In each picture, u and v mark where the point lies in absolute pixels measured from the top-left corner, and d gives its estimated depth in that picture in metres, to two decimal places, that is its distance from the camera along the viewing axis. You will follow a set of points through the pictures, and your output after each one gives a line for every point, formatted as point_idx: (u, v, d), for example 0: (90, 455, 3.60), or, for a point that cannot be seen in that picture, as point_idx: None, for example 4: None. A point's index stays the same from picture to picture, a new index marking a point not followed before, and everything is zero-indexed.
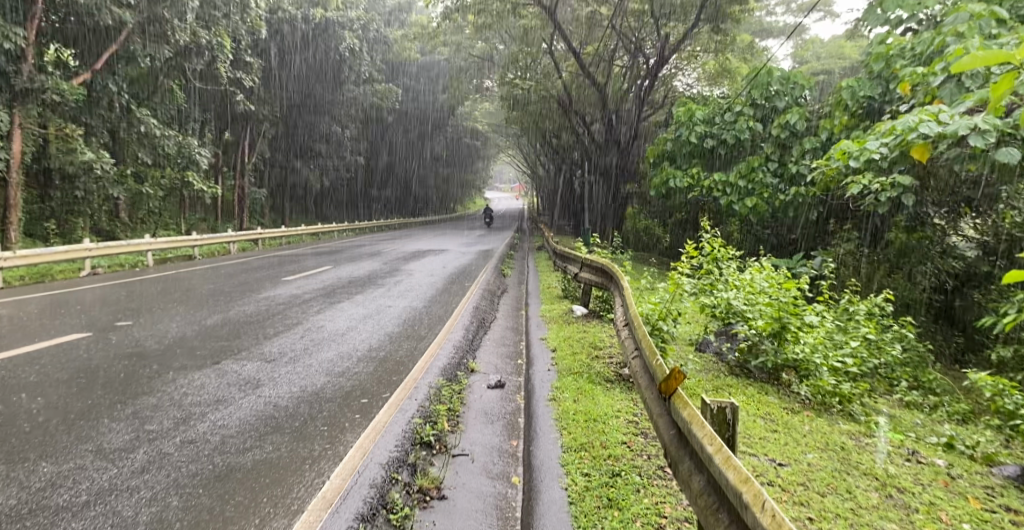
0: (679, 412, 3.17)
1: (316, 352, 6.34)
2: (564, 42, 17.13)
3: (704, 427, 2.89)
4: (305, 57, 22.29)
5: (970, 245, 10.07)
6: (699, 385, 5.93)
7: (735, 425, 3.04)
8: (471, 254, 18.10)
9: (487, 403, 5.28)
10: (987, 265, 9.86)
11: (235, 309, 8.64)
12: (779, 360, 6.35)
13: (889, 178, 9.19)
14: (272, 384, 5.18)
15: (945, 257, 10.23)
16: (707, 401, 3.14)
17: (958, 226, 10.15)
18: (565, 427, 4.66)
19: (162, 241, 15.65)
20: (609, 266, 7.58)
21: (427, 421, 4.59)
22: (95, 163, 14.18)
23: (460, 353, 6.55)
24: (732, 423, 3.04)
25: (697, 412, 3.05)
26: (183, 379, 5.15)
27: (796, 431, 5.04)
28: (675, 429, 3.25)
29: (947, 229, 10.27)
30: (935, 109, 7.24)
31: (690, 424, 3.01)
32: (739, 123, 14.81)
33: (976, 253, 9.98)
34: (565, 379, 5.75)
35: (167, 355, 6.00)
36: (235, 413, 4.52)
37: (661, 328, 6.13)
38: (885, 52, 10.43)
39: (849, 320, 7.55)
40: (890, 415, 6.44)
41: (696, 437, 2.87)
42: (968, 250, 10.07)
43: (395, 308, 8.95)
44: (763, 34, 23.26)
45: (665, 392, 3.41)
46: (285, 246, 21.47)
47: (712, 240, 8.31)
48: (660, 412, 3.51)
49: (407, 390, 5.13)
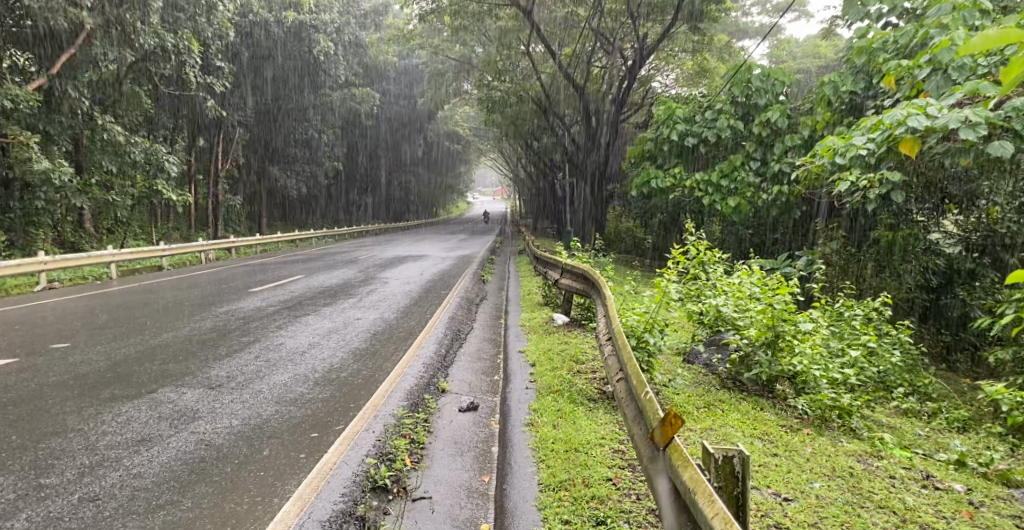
0: (678, 471, 2.67)
1: (267, 375, 5.77)
2: (542, 42, 16.64)
3: (712, 502, 2.41)
4: (278, 63, 21.74)
5: (952, 241, 9.96)
6: (688, 402, 5.42)
7: (745, 480, 2.55)
8: (450, 260, 17.56)
9: (456, 430, 4.73)
10: (974, 263, 9.81)
11: (188, 326, 8.02)
12: (774, 372, 5.84)
13: (878, 174, 8.86)
14: (209, 416, 4.61)
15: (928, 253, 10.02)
16: (707, 451, 2.65)
17: (941, 221, 10.11)
18: (543, 460, 4.12)
19: (125, 252, 14.92)
20: (590, 273, 7.07)
21: (384, 460, 4.04)
22: (51, 172, 13.36)
23: (430, 371, 5.99)
24: (742, 477, 2.56)
25: (699, 473, 2.56)
26: (107, 414, 4.58)
27: (797, 454, 4.55)
28: (672, 486, 2.75)
29: (930, 225, 10.15)
30: (923, 103, 6.95)
31: (693, 492, 2.52)
32: (720, 121, 14.41)
33: (959, 250, 9.86)
34: (544, 400, 5.21)
35: (97, 382, 5.42)
36: (158, 456, 3.96)
37: (648, 341, 5.54)
38: (869, 46, 10.11)
39: (844, 325, 7.07)
40: (892, 428, 6.01)
41: (704, 516, 2.40)
42: (950, 246, 9.94)
43: (363, 321, 8.38)
44: (740, 34, 23.00)
45: (658, 440, 2.89)
46: (258, 255, 20.69)
47: (698, 241, 7.79)
48: (652, 458, 3.00)
49: (364, 421, 4.57)
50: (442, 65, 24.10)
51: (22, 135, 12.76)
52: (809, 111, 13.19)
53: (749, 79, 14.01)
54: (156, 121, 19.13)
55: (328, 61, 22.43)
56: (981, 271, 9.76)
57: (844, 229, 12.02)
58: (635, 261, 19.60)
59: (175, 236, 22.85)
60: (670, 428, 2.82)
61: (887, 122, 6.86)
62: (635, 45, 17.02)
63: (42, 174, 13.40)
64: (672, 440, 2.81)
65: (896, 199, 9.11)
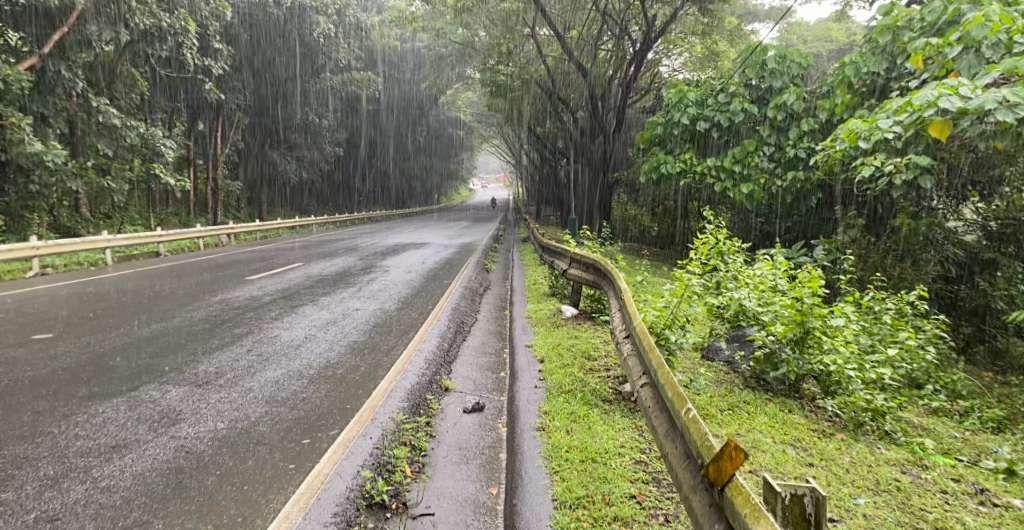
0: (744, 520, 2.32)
1: (259, 371, 5.37)
2: (549, 25, 16.04)
3: None
4: (278, 46, 21.25)
5: (969, 229, 9.52)
6: (711, 404, 5.02)
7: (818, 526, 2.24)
8: (453, 247, 17.10)
9: (461, 435, 4.32)
10: (992, 251, 9.21)
11: (179, 315, 7.61)
12: (802, 371, 5.43)
13: (905, 159, 8.38)
14: (193, 418, 4.22)
15: (948, 243, 9.49)
16: (775, 489, 2.30)
17: (959, 210, 9.70)
18: (558, 470, 3.74)
19: (121, 237, 14.49)
20: (601, 263, 6.62)
21: (383, 471, 3.65)
22: (45, 155, 12.94)
23: (432, 368, 5.58)
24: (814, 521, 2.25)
25: None
26: (83, 415, 4.20)
27: (836, 464, 4.15)
28: None
29: (947, 212, 9.70)
30: (955, 82, 6.34)
31: None
32: (734, 104, 13.83)
33: (976, 236, 9.43)
34: (555, 401, 4.80)
35: (77, 378, 5.03)
36: (131, 466, 3.57)
37: (668, 338, 5.10)
38: (892, 24, 9.57)
39: (873, 321, 6.64)
40: (927, 430, 5.62)
41: None
42: (967, 234, 9.50)
43: (363, 312, 7.96)
44: (750, 17, 22.33)
45: (714, 478, 2.53)
46: (258, 241, 20.25)
47: (715, 230, 7.31)
48: (701, 491, 2.65)
49: (360, 425, 4.17)
50: (446, 48, 23.48)
51: (14, 116, 12.31)
52: (826, 95, 12.66)
53: (763, 61, 13.50)
54: (156, 104, 18.69)
55: (329, 44, 21.89)
56: (1002, 260, 9.15)
57: (862, 215, 11.58)
58: (642, 249, 19.19)
59: (174, 221, 22.48)
60: (729, 464, 2.46)
61: (917, 103, 6.28)
62: (643, 27, 16.41)
63: (35, 157, 12.95)
64: (732, 478, 2.45)
65: (924, 184, 8.63)
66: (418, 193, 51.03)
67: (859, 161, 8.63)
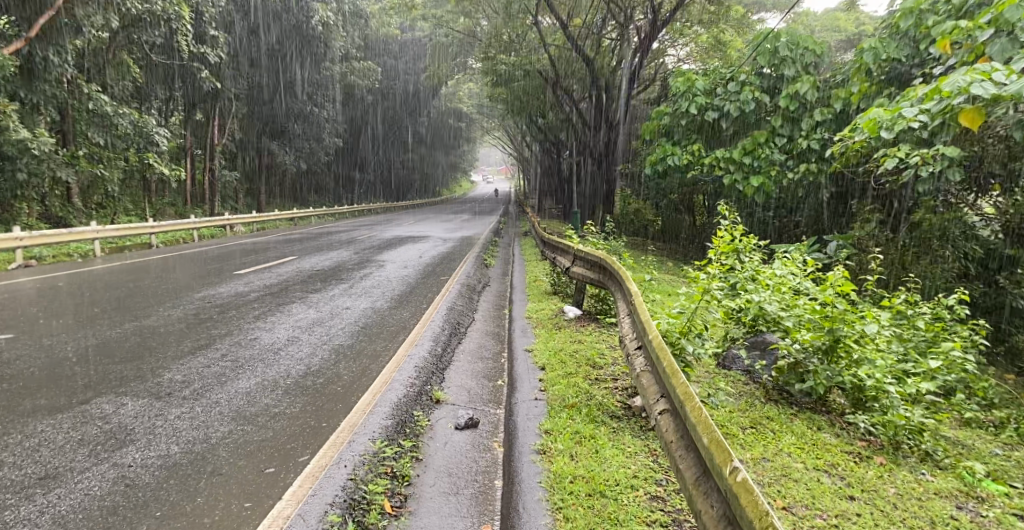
0: None
1: (230, 379, 4.87)
2: (552, 12, 15.35)
3: None
4: (275, 34, 20.64)
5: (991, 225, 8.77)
6: (731, 419, 4.48)
7: None
8: (452, 241, 16.54)
9: (451, 457, 3.79)
10: (1014, 249, 8.52)
11: (156, 314, 7.08)
12: (830, 383, 4.87)
13: (932, 150, 7.74)
14: (143, 440, 3.74)
15: (967, 238, 8.78)
16: None
17: (977, 205, 8.96)
18: (564, 510, 3.23)
19: (112, 228, 13.92)
20: (607, 261, 6.05)
21: (356, 512, 3.15)
22: (32, 143, 12.32)
23: (422, 377, 5.05)
24: None
25: None
26: (20, 438, 3.70)
27: (880, 498, 3.64)
28: None
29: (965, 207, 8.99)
30: (989, 67, 5.63)
31: None
32: (744, 92, 13.12)
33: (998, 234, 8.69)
34: (558, 417, 4.25)
35: (26, 389, 4.53)
36: (55, 508, 3.15)
37: (685, 349, 4.55)
38: (915, 8, 8.90)
39: (903, 326, 6.06)
40: (966, 446, 5.07)
41: None
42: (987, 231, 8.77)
43: (352, 311, 7.42)
44: (757, 7, 21.60)
45: None
46: (253, 232, 19.62)
47: (730, 225, 6.70)
48: None
49: (333, 452, 3.63)
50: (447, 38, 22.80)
51: None
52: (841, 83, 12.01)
53: (775, 48, 12.80)
54: (150, 93, 18.09)
55: (326, 32, 21.22)
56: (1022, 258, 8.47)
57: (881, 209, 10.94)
58: (648, 243, 18.59)
59: (169, 212, 21.96)
60: None
61: (945, 90, 5.56)
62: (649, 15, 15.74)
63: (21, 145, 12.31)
64: None
65: (954, 176, 7.99)
66: (419, 185, 50.36)
67: (882, 152, 8.01)
